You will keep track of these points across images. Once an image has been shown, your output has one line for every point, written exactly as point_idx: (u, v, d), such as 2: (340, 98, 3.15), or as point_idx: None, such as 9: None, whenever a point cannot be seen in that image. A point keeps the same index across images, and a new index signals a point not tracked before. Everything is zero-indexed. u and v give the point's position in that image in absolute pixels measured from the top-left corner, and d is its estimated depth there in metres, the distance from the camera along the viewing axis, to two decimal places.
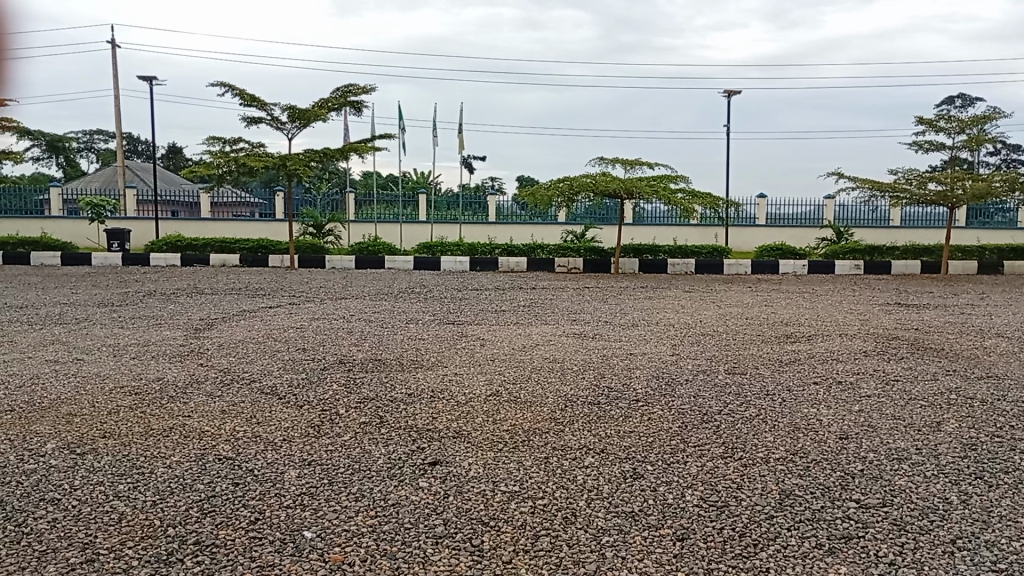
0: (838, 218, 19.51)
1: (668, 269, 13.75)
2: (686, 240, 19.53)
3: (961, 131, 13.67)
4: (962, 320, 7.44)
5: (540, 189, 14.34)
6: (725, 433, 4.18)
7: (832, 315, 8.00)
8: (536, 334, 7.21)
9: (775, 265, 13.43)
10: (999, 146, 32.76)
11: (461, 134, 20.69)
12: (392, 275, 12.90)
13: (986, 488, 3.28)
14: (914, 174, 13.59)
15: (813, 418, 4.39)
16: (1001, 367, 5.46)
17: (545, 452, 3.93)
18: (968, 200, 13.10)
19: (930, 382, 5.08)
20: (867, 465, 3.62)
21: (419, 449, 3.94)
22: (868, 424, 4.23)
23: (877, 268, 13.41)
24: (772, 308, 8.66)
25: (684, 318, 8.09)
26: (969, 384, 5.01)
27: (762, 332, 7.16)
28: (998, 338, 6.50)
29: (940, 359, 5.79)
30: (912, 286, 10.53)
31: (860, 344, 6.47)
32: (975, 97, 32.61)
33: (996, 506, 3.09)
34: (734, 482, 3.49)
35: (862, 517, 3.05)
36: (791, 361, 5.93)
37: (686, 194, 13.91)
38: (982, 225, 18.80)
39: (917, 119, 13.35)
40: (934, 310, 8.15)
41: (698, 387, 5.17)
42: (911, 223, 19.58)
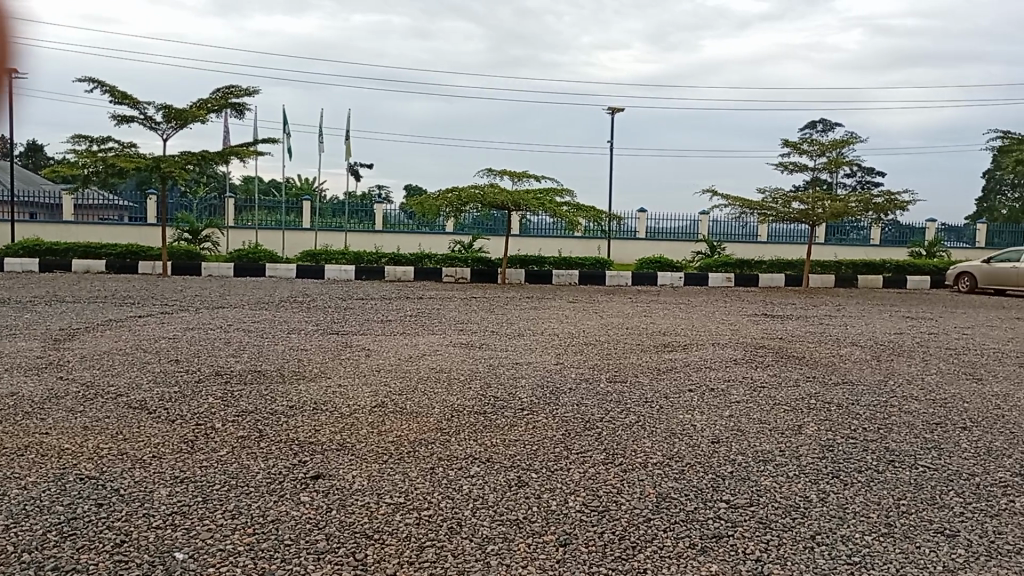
0: (712, 233, 20.53)
1: (552, 280, 14.02)
2: (570, 252, 19.97)
3: (822, 154, 14.70)
4: (821, 330, 7.98)
5: (427, 198, 14.27)
6: (607, 439, 4.31)
7: (705, 326, 8.40)
8: (423, 344, 7.17)
9: (654, 276, 13.97)
10: (854, 168, 35.48)
11: (347, 141, 20.36)
12: (274, 283, 12.51)
13: (841, 486, 3.53)
14: (779, 194, 14.46)
15: (688, 424, 4.60)
16: (854, 373, 5.90)
17: (431, 462, 3.92)
18: (826, 219, 14.12)
19: (792, 388, 5.43)
20: (736, 467, 3.83)
21: (300, 463, 3.83)
22: (737, 429, 4.47)
23: (747, 281, 14.22)
24: (651, 319, 8.98)
25: (568, 328, 8.27)
26: (827, 390, 5.39)
27: (641, 342, 7.42)
28: (853, 346, 7.01)
29: (801, 366, 6.20)
30: (778, 298, 11.21)
31: (731, 352, 6.83)
32: (834, 123, 34.69)
33: (850, 503, 3.34)
34: (614, 486, 3.60)
35: (731, 517, 3.22)
36: (668, 369, 6.18)
37: (571, 207, 14.23)
38: (839, 242, 20.26)
39: (783, 142, 14.26)
40: (797, 320, 8.71)
41: (581, 396, 5.30)
42: (776, 239, 20.82)
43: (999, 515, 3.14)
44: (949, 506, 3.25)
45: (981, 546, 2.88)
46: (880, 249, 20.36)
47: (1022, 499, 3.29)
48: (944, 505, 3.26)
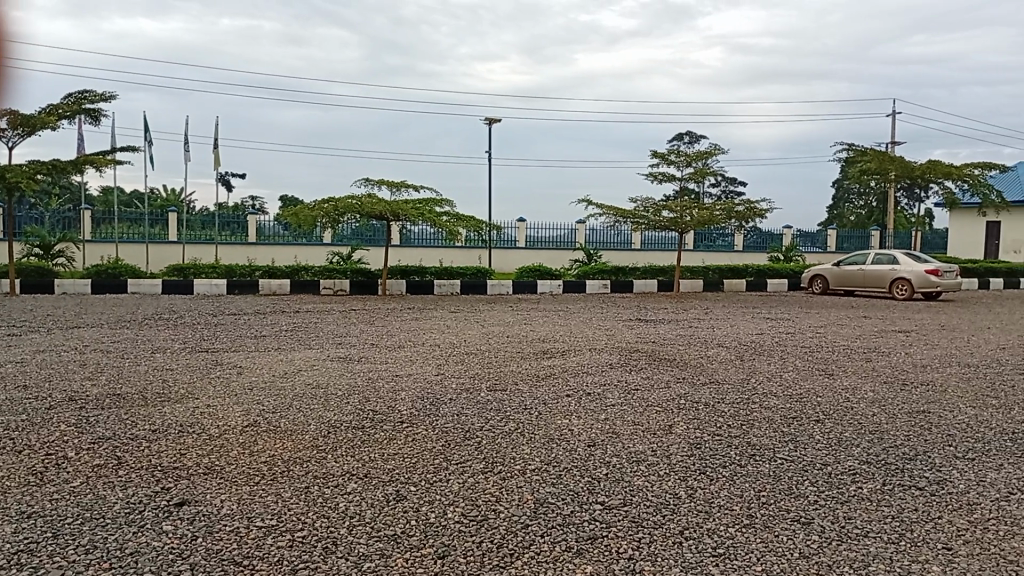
0: (588, 241, 21.07)
1: (434, 290, 13.99)
2: (451, 262, 19.96)
3: (688, 165, 15.42)
4: (690, 333, 8.36)
5: (303, 209, 13.89)
6: (486, 449, 4.33)
7: (583, 331, 8.62)
8: (299, 359, 6.98)
9: (533, 285, 14.20)
10: (719, 179, 37.50)
11: (216, 149, 19.52)
12: (137, 300, 11.80)
13: (707, 482, 3.70)
14: (650, 203, 15.03)
15: (565, 429, 4.69)
16: (720, 373, 6.22)
17: (305, 481, 3.80)
18: (694, 226, 14.83)
19: (663, 390, 5.65)
20: (611, 469, 3.94)
21: (164, 490, 3.62)
22: (612, 431, 4.60)
23: (622, 287, 14.73)
24: (531, 327, 9.10)
25: (450, 338, 8.27)
26: (695, 390, 5.64)
27: (521, 349, 7.52)
28: (719, 347, 7.38)
29: (672, 368, 6.46)
30: (651, 303, 11.65)
31: (607, 357, 7.03)
32: (700, 136, 36.38)
33: (715, 497, 3.50)
34: (492, 495, 3.61)
35: (605, 518, 3.31)
36: (548, 376, 6.28)
37: (451, 218, 14.22)
38: (706, 249, 21.29)
39: (652, 153, 14.84)
40: (668, 324, 9.09)
41: (461, 405, 5.30)
42: (649, 247, 21.66)
43: (849, 501, 3.38)
44: (805, 495, 3.47)
45: (832, 531, 3.09)
46: (744, 254, 21.58)
47: (869, 485, 3.55)
48: (800, 495, 3.48)
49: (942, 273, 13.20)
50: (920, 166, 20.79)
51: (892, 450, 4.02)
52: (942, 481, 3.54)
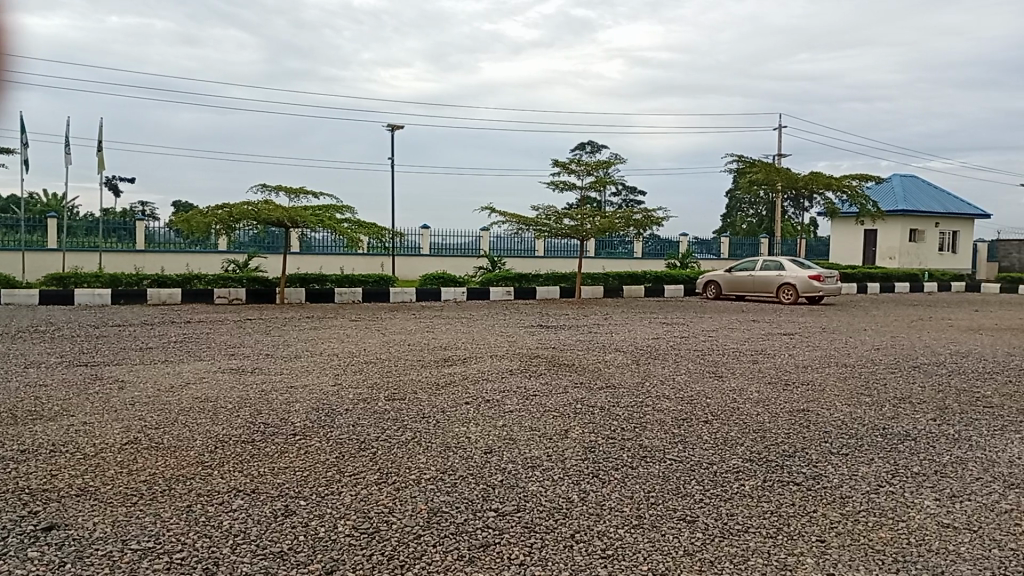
0: (492, 249, 21.14)
1: (335, 298, 13.70)
2: (353, 269, 19.63)
3: (589, 174, 15.72)
4: (589, 338, 8.51)
5: (195, 215, 13.34)
6: (381, 459, 4.25)
7: (484, 338, 8.63)
8: (187, 372, 6.68)
9: (437, 292, 14.13)
10: (620, 190, 38.37)
11: (101, 152, 18.49)
12: (10, 312, 11.01)
13: (600, 485, 3.76)
14: (552, 211, 15.22)
15: (462, 437, 4.67)
16: (616, 377, 6.35)
17: (187, 499, 3.63)
18: (594, 233, 15.13)
19: (561, 395, 5.72)
20: (506, 475, 3.95)
21: (30, 515, 3.38)
22: (509, 437, 4.61)
23: (525, 293, 14.85)
24: (433, 334, 9.04)
25: (349, 347, 8.12)
26: (592, 394, 5.74)
27: (421, 357, 7.46)
28: (616, 352, 7.54)
29: (571, 373, 6.55)
30: (553, 309, 11.80)
31: (507, 363, 7.06)
32: (600, 145, 37.13)
33: (606, 499, 3.57)
34: (385, 506, 3.56)
35: (498, 525, 3.31)
36: (447, 384, 6.24)
37: (352, 224, 13.99)
38: (607, 256, 21.72)
39: (553, 162, 15.05)
40: (569, 330, 9.22)
41: (358, 416, 5.20)
42: (553, 254, 21.96)
43: (731, 499, 3.51)
44: (691, 494, 3.58)
45: (716, 528, 3.19)
46: (643, 261, 22.19)
47: (751, 482, 3.71)
48: (687, 494, 3.58)
49: (823, 278, 14.09)
50: (803, 177, 21.99)
51: (773, 448, 4.20)
52: (817, 476, 3.73)
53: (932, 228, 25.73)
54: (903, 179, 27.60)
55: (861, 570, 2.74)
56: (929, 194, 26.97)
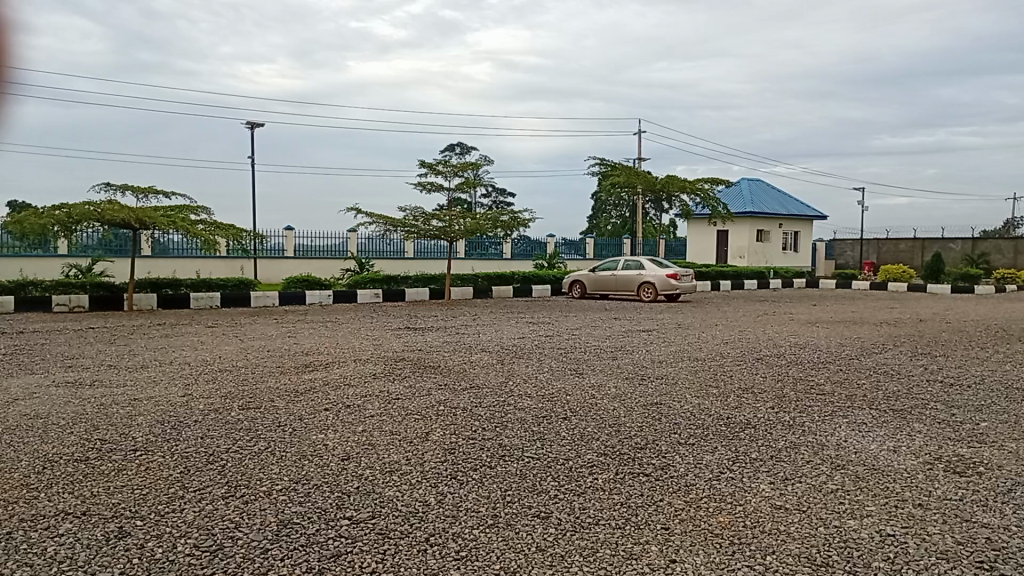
0: (361, 250, 20.74)
1: (190, 304, 12.99)
2: (210, 273, 18.69)
3: (456, 175, 15.72)
4: (455, 340, 8.49)
5: (29, 216, 12.27)
6: (231, 472, 4.05)
7: (348, 342, 8.43)
8: (15, 387, 6.11)
9: (301, 296, 13.71)
10: (490, 190, 38.65)
11: None
12: None
13: (457, 486, 3.75)
14: (419, 212, 15.10)
15: (319, 445, 4.52)
16: (481, 377, 6.37)
17: (7, 527, 3.30)
18: (463, 235, 15.14)
19: (424, 397, 5.66)
20: (362, 482, 3.86)
21: None
22: (368, 443, 4.52)
23: (394, 296, 14.65)
24: (295, 339, 8.73)
25: (203, 355, 7.70)
26: (456, 395, 5.72)
27: (281, 363, 7.20)
28: (482, 352, 7.56)
29: (435, 375, 6.51)
30: (421, 311, 11.70)
31: (371, 367, 6.93)
32: (471, 147, 37.27)
33: (462, 501, 3.56)
34: (231, 521, 3.39)
35: (351, 534, 3.22)
36: (307, 391, 6.03)
37: (207, 226, 13.32)
38: (478, 257, 21.82)
39: (420, 162, 14.93)
40: (436, 331, 9.17)
41: (207, 427, 4.93)
42: (422, 255, 21.82)
43: (584, 492, 3.59)
44: (547, 490, 3.64)
45: (567, 523, 3.25)
46: (512, 262, 22.46)
47: (604, 475, 3.81)
48: (542, 490, 3.64)
49: (679, 277, 14.77)
50: (660, 179, 23.00)
51: (626, 441, 4.34)
52: (666, 466, 3.88)
53: (777, 228, 27.56)
54: (751, 182, 29.39)
55: (701, 554, 2.87)
56: (774, 197, 28.88)
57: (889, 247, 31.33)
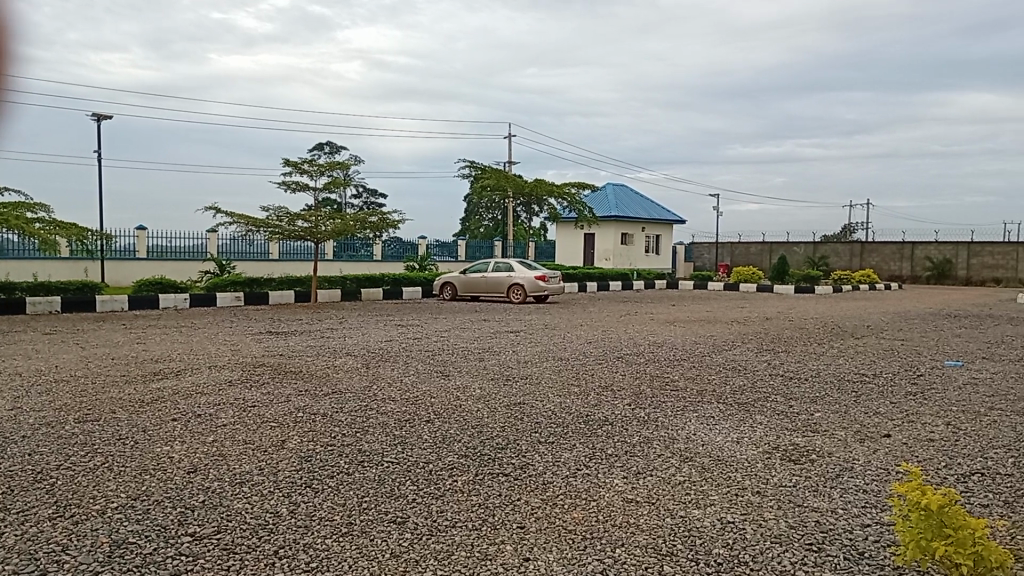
0: (222, 252, 19.79)
1: (26, 310, 11.94)
2: (51, 276, 17.28)
3: (322, 174, 15.29)
4: (319, 344, 8.25)
5: None
6: (60, 491, 3.73)
7: (203, 348, 8.00)
8: None
9: (154, 300, 12.92)
10: (361, 190, 37.96)
11: None
12: None
13: (311, 495, 3.62)
14: (283, 212, 14.57)
15: (164, 457, 4.25)
16: (344, 382, 6.20)
17: None
18: (330, 236, 14.76)
19: (282, 404, 5.45)
20: (209, 495, 3.66)
21: None
22: (218, 454, 4.29)
23: (256, 299, 14.08)
24: (144, 346, 8.20)
25: (37, 365, 7.07)
26: (316, 401, 5.54)
27: (127, 372, 6.73)
28: (347, 356, 7.38)
29: (296, 381, 6.28)
30: (285, 314, 11.31)
31: (227, 373, 6.61)
32: (340, 145, 36.05)
33: (315, 510, 3.44)
34: (59, 544, 3.11)
35: (193, 551, 3.04)
36: (154, 400, 5.66)
37: (45, 224, 12.28)
38: (347, 258, 21.35)
39: (284, 161, 14.41)
40: (299, 336, 8.88)
41: (36, 443, 4.52)
42: (287, 257, 21.13)
43: (443, 495, 3.56)
44: (404, 495, 3.58)
45: (423, 527, 3.21)
46: (382, 263, 22.15)
47: (463, 477, 3.80)
48: (400, 495, 3.58)
49: (546, 278, 15.06)
50: (530, 182, 23.39)
51: (488, 442, 4.35)
52: (525, 466, 3.92)
53: (640, 232, 28.69)
54: (616, 188, 30.46)
55: (554, 551, 2.91)
56: (637, 202, 30.04)
57: (741, 250, 33.37)
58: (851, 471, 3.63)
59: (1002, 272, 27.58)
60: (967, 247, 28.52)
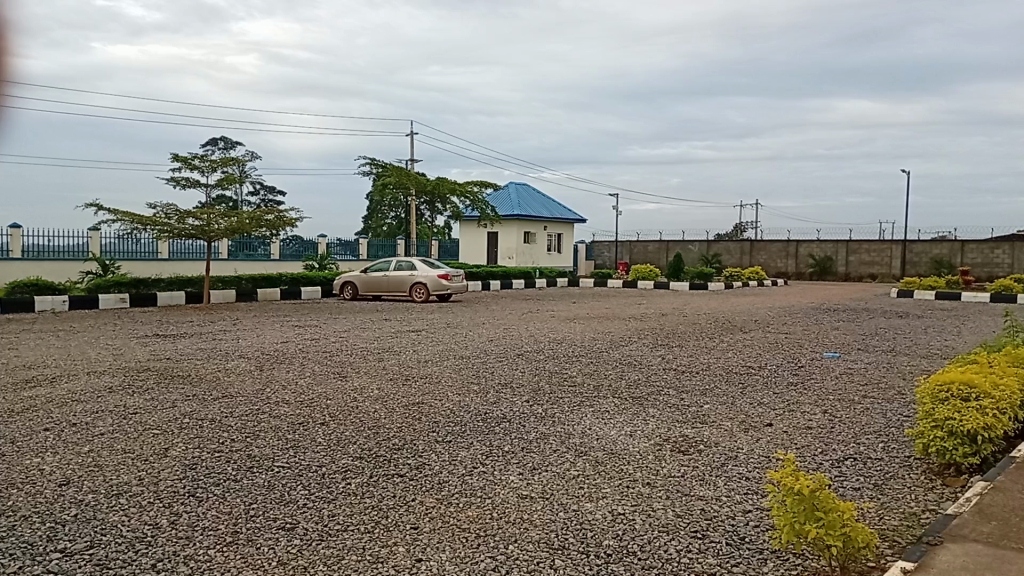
0: (106, 251, 18.73)
1: None
2: None
3: (214, 170, 14.70)
4: (210, 346, 7.93)
5: None
6: None
7: (83, 353, 7.54)
8: None
9: (28, 302, 12.09)
10: (258, 188, 36.72)
11: None
12: None
13: (195, 504, 3.46)
14: (172, 209, 13.91)
15: (32, 470, 3.97)
16: (236, 385, 5.97)
17: None
18: (223, 234, 14.22)
19: (167, 410, 5.19)
20: (82, 509, 3.44)
21: None
22: (94, 465, 4.04)
23: (143, 300, 13.41)
24: (15, 352, 7.65)
25: None
26: (204, 406, 5.31)
27: None
28: (240, 359, 7.12)
29: (184, 385, 6.00)
30: (175, 316, 10.81)
31: (108, 380, 6.25)
32: (235, 141, 34.62)
33: (199, 520, 3.29)
34: None
35: (62, 568, 2.85)
36: (24, 410, 5.28)
37: None
38: (243, 258, 20.64)
39: (172, 156, 13.76)
40: (189, 338, 8.50)
41: None
42: (178, 256, 20.24)
43: (335, 499, 3.48)
44: (295, 500, 3.47)
45: (313, 532, 3.12)
46: (280, 262, 21.54)
47: (357, 479, 3.72)
48: (290, 501, 3.47)
49: (449, 277, 15.01)
50: (432, 181, 23.25)
51: (383, 443, 4.28)
52: (420, 466, 3.88)
53: (542, 231, 29.01)
54: (519, 187, 30.69)
55: (447, 550, 2.88)
56: (539, 201, 30.35)
57: (640, 248, 34.28)
58: (735, 460, 3.77)
59: (877, 268, 29.53)
60: (846, 246, 30.18)
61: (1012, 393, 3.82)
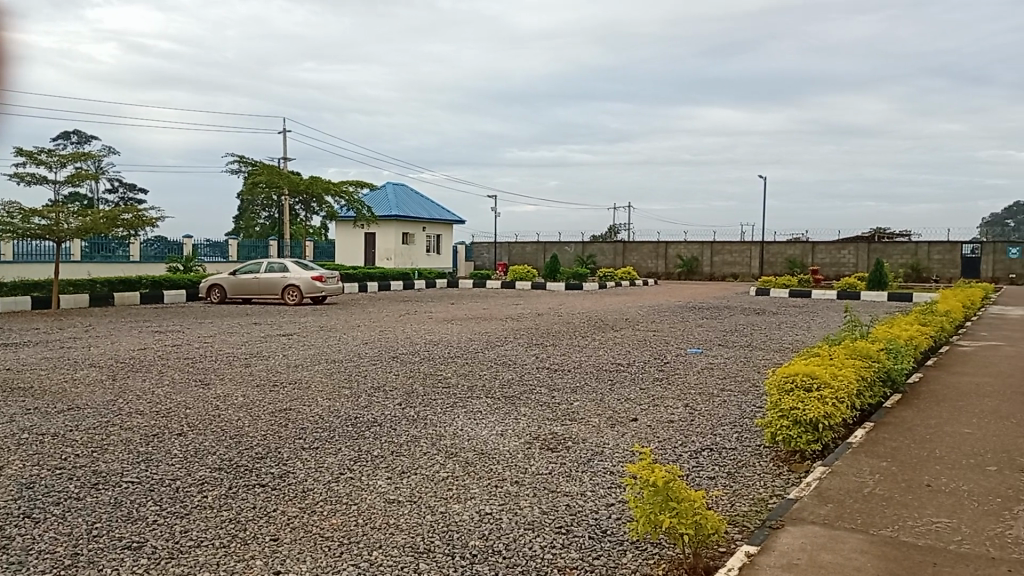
0: None
1: None
2: None
3: (63, 166, 13.66)
4: (57, 355, 7.34)
5: None
6: None
7: None
8: None
9: None
10: (115, 185, 34.39)
11: None
12: None
13: (30, 527, 3.18)
14: (15, 207, 12.80)
15: None
16: (85, 396, 5.55)
17: None
18: (75, 234, 13.23)
19: (4, 426, 4.75)
20: None
21: None
22: None
23: None
24: None
25: None
26: (47, 420, 4.89)
27: None
28: (90, 368, 6.62)
29: (24, 398, 5.51)
30: (18, 323, 9.94)
31: None
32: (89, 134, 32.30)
33: (34, 543, 3.02)
34: None
35: None
36: None
37: None
38: (99, 260, 19.32)
39: (15, 150, 12.67)
40: (32, 347, 7.83)
41: None
42: (24, 258, 18.68)
43: (189, 513, 3.29)
44: (145, 517, 3.26)
45: (163, 550, 2.94)
46: (141, 265, 20.33)
47: (214, 492, 3.53)
48: (140, 517, 3.25)
49: (324, 279, 14.65)
50: (305, 180, 22.57)
51: (245, 453, 4.09)
52: (284, 474, 3.73)
53: (421, 231, 28.82)
54: (396, 187, 30.34)
55: (307, 561, 2.78)
56: (417, 202, 30.08)
57: (518, 249, 34.74)
58: (600, 455, 3.86)
59: (739, 268, 31.23)
60: (711, 247, 31.80)
61: (848, 382, 4.12)
